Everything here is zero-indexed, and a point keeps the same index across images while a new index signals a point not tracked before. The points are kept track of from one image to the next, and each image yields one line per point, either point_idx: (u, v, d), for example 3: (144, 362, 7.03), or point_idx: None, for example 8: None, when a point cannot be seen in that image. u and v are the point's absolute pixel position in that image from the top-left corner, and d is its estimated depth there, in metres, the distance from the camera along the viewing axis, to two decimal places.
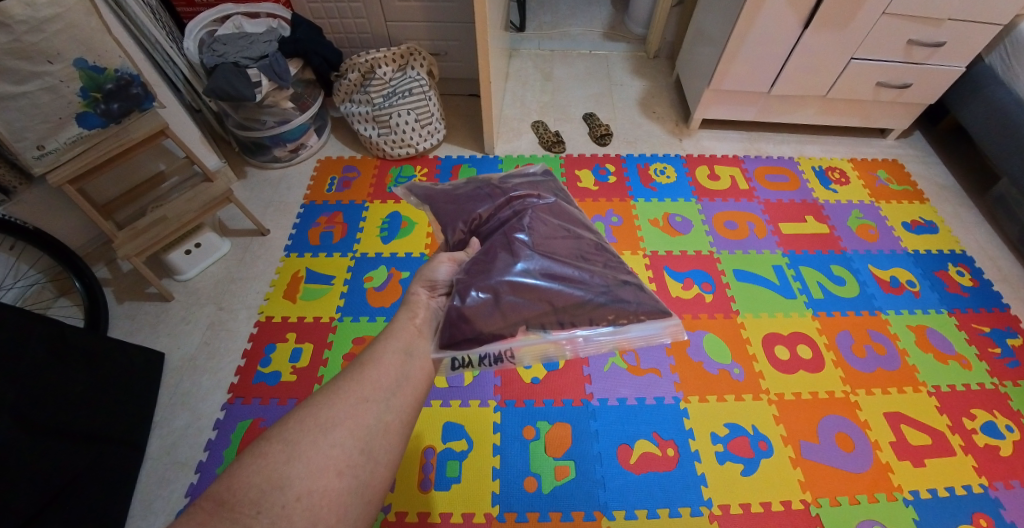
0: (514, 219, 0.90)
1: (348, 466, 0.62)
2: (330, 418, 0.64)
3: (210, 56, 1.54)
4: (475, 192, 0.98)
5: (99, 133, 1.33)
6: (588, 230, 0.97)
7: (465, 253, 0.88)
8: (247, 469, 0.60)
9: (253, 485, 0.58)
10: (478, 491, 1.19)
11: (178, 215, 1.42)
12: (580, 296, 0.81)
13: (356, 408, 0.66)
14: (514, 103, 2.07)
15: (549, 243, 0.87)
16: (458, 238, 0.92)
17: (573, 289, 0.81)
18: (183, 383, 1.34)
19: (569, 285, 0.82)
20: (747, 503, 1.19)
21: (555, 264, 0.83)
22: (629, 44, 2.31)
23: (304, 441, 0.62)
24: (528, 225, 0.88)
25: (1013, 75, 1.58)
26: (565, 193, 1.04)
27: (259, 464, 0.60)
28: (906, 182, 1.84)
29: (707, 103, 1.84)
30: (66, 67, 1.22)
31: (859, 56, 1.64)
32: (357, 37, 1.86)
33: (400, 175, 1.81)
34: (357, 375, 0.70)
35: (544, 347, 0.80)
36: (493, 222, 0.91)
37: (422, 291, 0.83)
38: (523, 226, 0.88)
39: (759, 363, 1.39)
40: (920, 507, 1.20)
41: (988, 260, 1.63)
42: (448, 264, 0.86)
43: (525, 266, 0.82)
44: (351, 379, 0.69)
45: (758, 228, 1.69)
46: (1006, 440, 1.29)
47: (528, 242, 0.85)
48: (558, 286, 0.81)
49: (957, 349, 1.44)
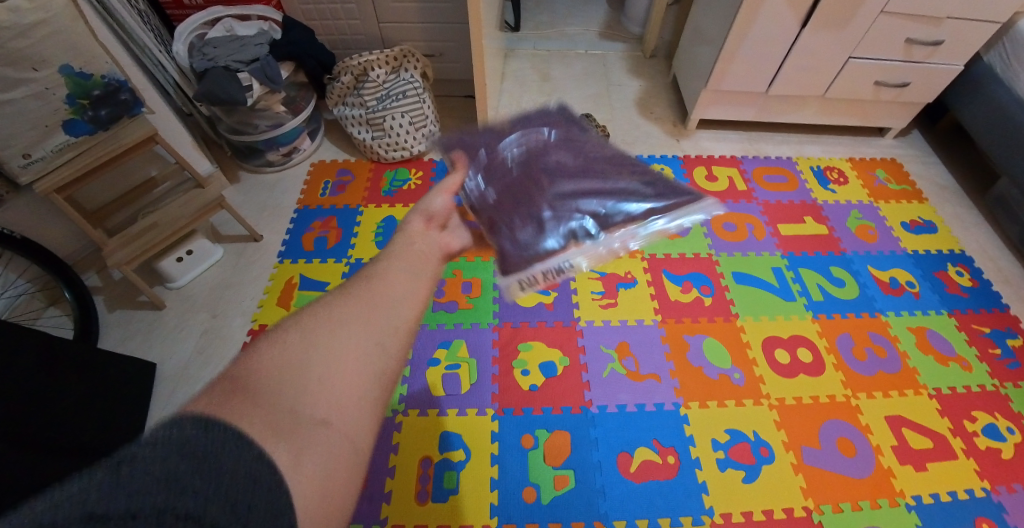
0: (531, 150, 0.95)
1: (365, 359, 0.56)
2: (343, 316, 0.57)
3: (201, 60, 1.52)
4: (481, 146, 0.97)
5: (86, 141, 1.30)
6: (602, 159, 0.97)
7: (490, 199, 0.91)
8: (262, 357, 0.52)
9: (267, 372, 0.50)
10: (476, 502, 1.18)
11: (170, 222, 1.40)
12: (619, 202, 0.88)
13: (371, 310, 0.59)
14: (510, 104, 2.05)
15: (570, 168, 0.92)
16: (476, 191, 0.92)
17: (611, 198, 0.88)
18: (177, 394, 1.33)
19: (606, 197, 0.88)
20: (749, 511, 1.18)
21: (587, 188, 0.89)
22: (627, 44, 2.29)
23: (319, 332, 0.55)
24: (546, 153, 0.94)
25: (1013, 75, 1.56)
26: (567, 127, 1.02)
27: (275, 352, 0.52)
28: (905, 181, 1.82)
29: (704, 103, 1.82)
30: (53, 73, 1.19)
31: (857, 56, 1.62)
32: (351, 38, 1.83)
33: (395, 178, 1.79)
34: (366, 285, 0.63)
35: (601, 253, 0.84)
36: (509, 167, 0.94)
37: (419, 221, 0.81)
38: (542, 151, 0.95)
39: (759, 367, 1.38)
40: (922, 512, 1.19)
41: (988, 261, 1.62)
42: (446, 196, 0.86)
43: (558, 192, 0.89)
44: (359, 286, 0.62)
45: (756, 229, 1.67)
46: (1008, 443, 1.28)
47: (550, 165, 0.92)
48: (599, 200, 0.88)
49: (957, 351, 1.43)
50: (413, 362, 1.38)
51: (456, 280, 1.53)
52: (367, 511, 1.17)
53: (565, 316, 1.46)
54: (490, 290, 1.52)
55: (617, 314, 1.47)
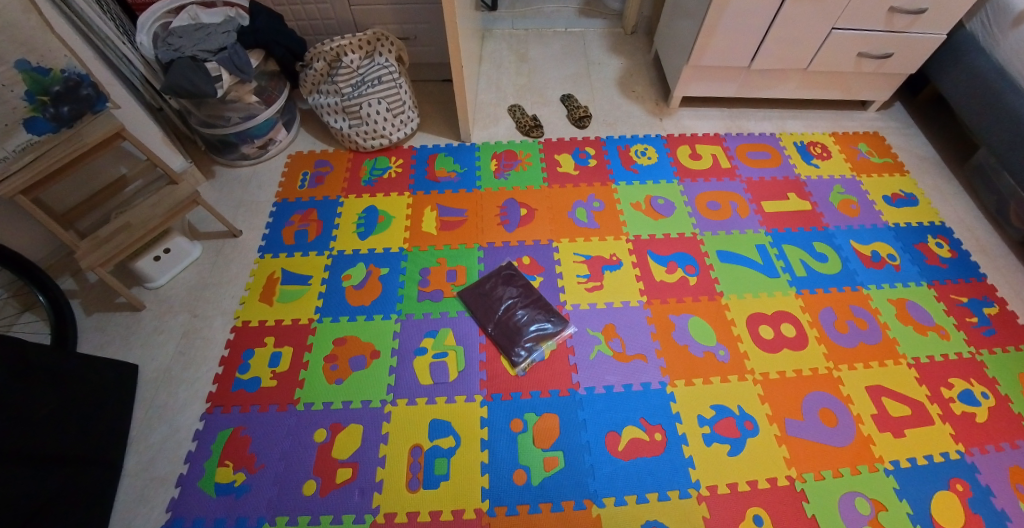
0: (509, 303, 1.44)
1: None
2: None
3: (165, 50, 1.46)
4: (483, 304, 1.44)
5: (50, 139, 1.24)
6: (529, 289, 1.47)
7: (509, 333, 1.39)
8: None
9: None
10: (467, 486, 1.19)
11: (143, 222, 1.36)
12: (544, 309, 1.43)
13: None
14: (489, 87, 2.01)
15: (524, 304, 1.44)
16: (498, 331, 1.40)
17: (543, 311, 1.43)
18: (159, 396, 1.31)
19: (542, 311, 1.43)
20: (734, 483, 1.20)
21: (542, 312, 1.43)
22: (606, 20, 2.25)
23: None
24: (516, 304, 1.44)
25: (994, 41, 1.56)
26: (506, 276, 1.49)
27: None
28: (887, 154, 1.83)
29: (686, 80, 1.80)
30: (8, 69, 1.16)
31: (840, 27, 1.61)
32: (321, 23, 1.78)
33: (375, 167, 1.76)
34: None
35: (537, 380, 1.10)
36: (505, 314, 1.42)
37: None
38: (514, 303, 1.44)
39: (744, 343, 1.39)
40: (901, 476, 1.22)
41: (967, 231, 1.64)
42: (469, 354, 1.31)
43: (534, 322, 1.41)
44: None
45: (740, 207, 1.67)
46: (982, 407, 1.31)
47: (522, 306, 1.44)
48: (543, 315, 1.42)
49: (936, 320, 1.45)
50: (399, 352, 1.37)
51: (440, 268, 1.52)
52: (358, 501, 1.17)
53: (550, 300, 1.46)
54: (474, 278, 1.51)
55: (603, 297, 1.47)
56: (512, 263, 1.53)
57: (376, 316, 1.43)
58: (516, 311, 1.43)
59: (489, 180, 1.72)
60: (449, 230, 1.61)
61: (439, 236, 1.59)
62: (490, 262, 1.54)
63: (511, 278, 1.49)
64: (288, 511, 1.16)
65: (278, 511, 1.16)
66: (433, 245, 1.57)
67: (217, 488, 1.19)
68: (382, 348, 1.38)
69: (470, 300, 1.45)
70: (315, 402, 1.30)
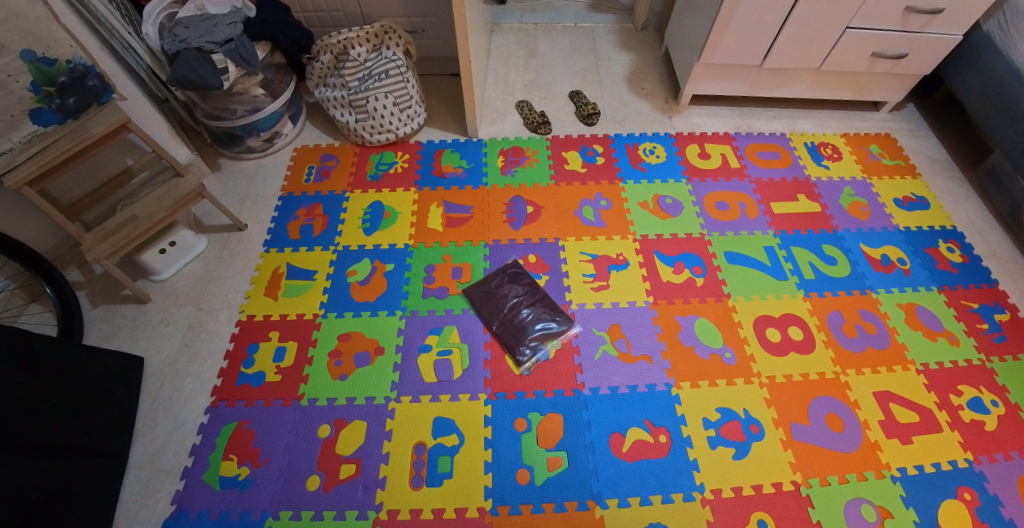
0: (511, 301, 1.44)
1: None
2: None
3: (171, 41, 1.44)
4: (485, 302, 1.43)
5: (56, 131, 1.23)
6: (531, 287, 1.46)
7: (512, 330, 1.39)
8: None
9: None
10: (470, 484, 1.19)
11: (148, 214, 1.36)
12: (548, 308, 1.42)
13: None
14: (497, 82, 1.99)
15: (526, 300, 1.44)
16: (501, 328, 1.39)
17: (547, 311, 1.42)
18: (165, 388, 1.31)
19: (547, 310, 1.42)
20: (739, 487, 1.19)
21: (546, 310, 1.42)
22: (616, 15, 2.22)
23: None
24: (518, 301, 1.44)
25: (1011, 42, 1.53)
26: (508, 273, 1.49)
27: None
28: (899, 156, 1.81)
29: (697, 77, 1.78)
30: (14, 60, 1.15)
31: (855, 26, 1.58)
32: (328, 15, 1.76)
33: (381, 162, 1.75)
34: None
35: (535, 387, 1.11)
36: (508, 312, 1.42)
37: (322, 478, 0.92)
38: (517, 300, 1.44)
39: (750, 345, 1.38)
40: (907, 483, 1.21)
41: (978, 235, 1.62)
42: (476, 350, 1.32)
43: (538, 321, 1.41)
44: None
45: (749, 208, 1.65)
46: (991, 415, 1.30)
47: (524, 303, 1.43)
48: (547, 314, 1.41)
49: (946, 326, 1.44)
50: (404, 349, 1.37)
51: (446, 265, 1.51)
52: (361, 497, 1.17)
53: (555, 300, 1.45)
54: (479, 276, 1.50)
55: (609, 296, 1.46)
56: (518, 261, 1.52)
57: (381, 312, 1.43)
58: (519, 310, 1.42)
59: (495, 178, 1.71)
60: (455, 227, 1.59)
61: (445, 233, 1.58)
62: (495, 259, 1.53)
63: (512, 276, 1.48)
64: (291, 507, 1.16)
65: (282, 506, 1.16)
66: (439, 242, 1.56)
67: (221, 481, 1.19)
68: (387, 345, 1.37)
69: (472, 297, 1.45)
70: (318, 398, 1.29)
